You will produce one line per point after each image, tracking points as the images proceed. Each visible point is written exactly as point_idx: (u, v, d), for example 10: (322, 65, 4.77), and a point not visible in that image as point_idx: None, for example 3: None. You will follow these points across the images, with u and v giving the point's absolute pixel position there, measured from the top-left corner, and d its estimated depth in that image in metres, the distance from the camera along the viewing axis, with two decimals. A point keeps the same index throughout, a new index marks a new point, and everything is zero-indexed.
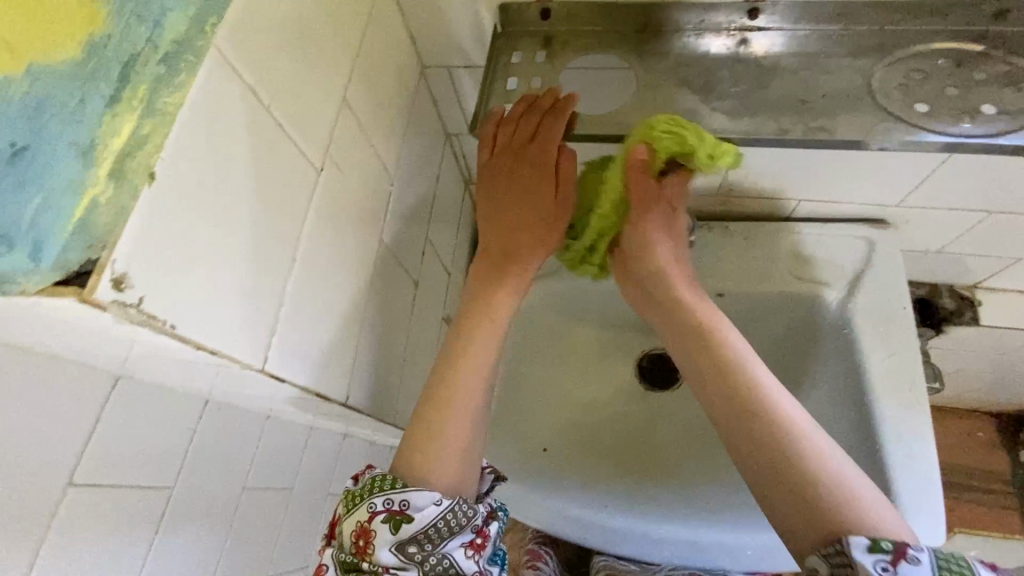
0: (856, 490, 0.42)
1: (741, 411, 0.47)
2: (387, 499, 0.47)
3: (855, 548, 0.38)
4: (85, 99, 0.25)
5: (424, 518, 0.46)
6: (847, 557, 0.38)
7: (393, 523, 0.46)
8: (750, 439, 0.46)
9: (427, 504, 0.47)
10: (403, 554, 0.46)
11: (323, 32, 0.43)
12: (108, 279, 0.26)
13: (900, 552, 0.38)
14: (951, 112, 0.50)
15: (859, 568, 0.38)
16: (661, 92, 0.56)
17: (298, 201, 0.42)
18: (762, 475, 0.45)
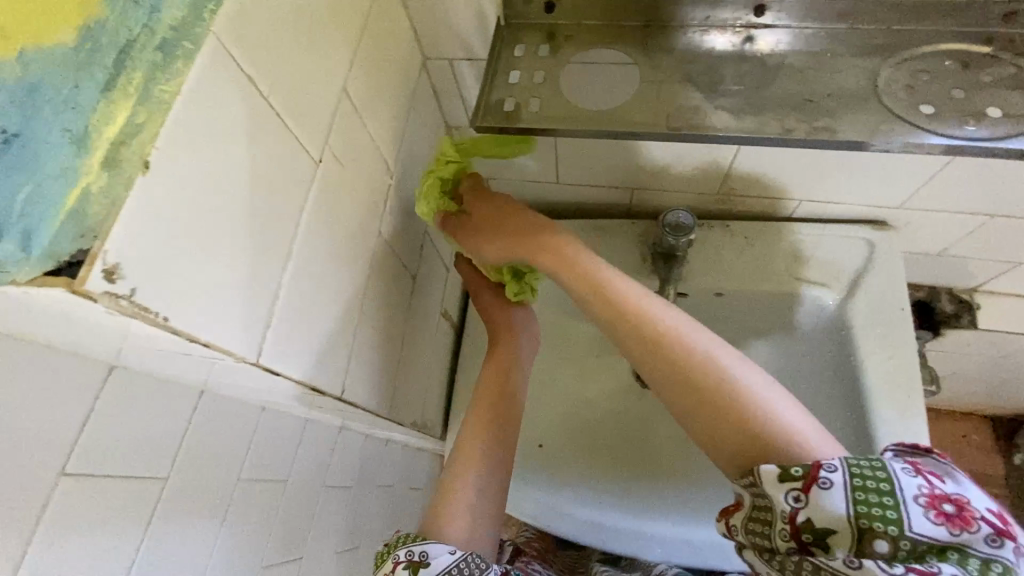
0: (773, 403, 0.41)
1: (654, 352, 0.46)
2: (408, 550, 0.51)
3: (767, 480, 0.37)
4: (78, 86, 0.26)
5: (439, 564, 0.49)
6: (762, 491, 0.37)
7: (413, 569, 0.49)
8: (666, 379, 0.44)
9: (442, 553, 0.50)
10: None
11: (325, 21, 0.42)
12: (99, 270, 0.25)
13: (811, 477, 0.36)
14: (956, 115, 0.49)
15: (775, 504, 0.37)
16: (666, 88, 0.54)
17: (295, 193, 0.41)
18: (683, 409, 0.43)
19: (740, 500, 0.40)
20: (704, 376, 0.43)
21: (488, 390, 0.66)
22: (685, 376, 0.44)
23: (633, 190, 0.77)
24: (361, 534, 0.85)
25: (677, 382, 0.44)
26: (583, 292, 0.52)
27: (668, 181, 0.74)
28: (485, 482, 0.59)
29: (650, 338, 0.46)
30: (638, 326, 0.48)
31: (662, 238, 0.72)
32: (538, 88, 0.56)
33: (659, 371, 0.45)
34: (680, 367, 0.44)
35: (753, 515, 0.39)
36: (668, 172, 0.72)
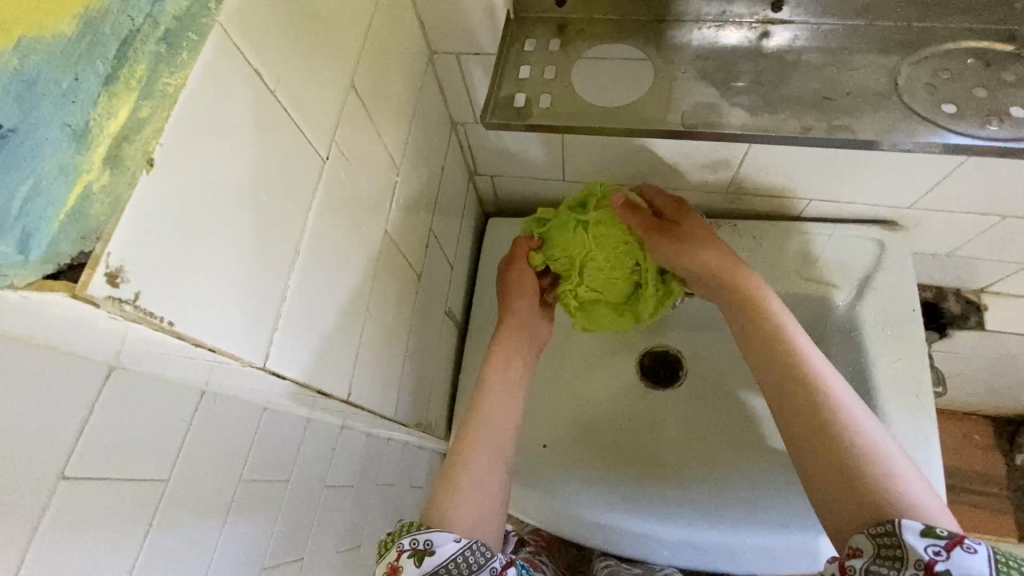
0: (909, 482, 0.41)
1: (799, 396, 0.47)
2: (412, 538, 0.49)
3: (907, 530, 0.37)
4: (78, 79, 0.25)
5: (445, 551, 0.47)
6: (897, 539, 0.37)
7: (418, 558, 0.47)
8: (805, 424, 0.46)
9: (447, 541, 0.48)
10: None
11: (333, 14, 0.41)
12: (102, 274, 0.24)
13: (955, 538, 0.36)
14: (977, 114, 0.48)
15: (910, 551, 0.36)
16: (681, 84, 0.53)
17: (302, 190, 0.40)
18: (813, 457, 0.44)
19: (858, 548, 0.39)
20: (844, 436, 0.44)
21: (499, 379, 0.64)
22: (822, 429, 0.45)
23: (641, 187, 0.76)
24: (362, 533, 0.84)
25: (816, 430, 0.45)
26: (744, 325, 0.55)
27: (677, 179, 0.73)
28: (493, 469, 0.56)
29: (802, 386, 0.47)
30: (791, 371, 0.49)
31: None
32: (549, 83, 0.55)
33: (800, 415, 0.46)
34: (821, 421, 0.45)
35: (876, 560, 0.37)
36: (678, 170, 0.71)
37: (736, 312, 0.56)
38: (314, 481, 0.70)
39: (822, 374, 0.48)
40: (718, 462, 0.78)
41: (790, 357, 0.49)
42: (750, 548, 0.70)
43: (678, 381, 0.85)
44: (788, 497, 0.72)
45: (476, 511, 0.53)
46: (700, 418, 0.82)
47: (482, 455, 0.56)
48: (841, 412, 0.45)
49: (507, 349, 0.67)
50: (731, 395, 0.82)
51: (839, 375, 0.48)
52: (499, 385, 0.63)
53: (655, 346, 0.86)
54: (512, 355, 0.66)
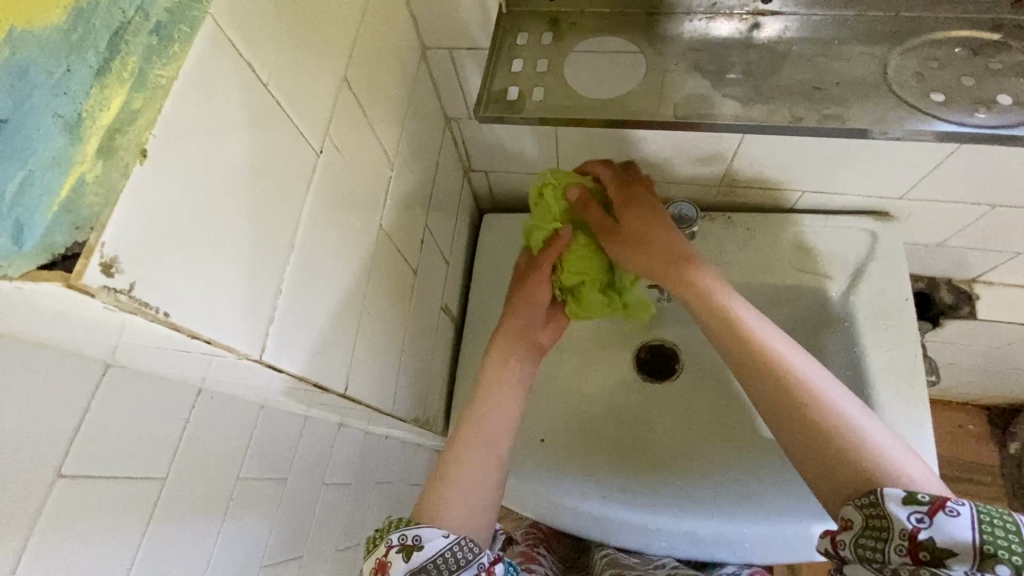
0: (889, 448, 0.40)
1: (769, 384, 0.46)
2: (401, 533, 0.50)
3: (890, 500, 0.37)
4: (70, 70, 0.25)
5: (433, 547, 0.48)
6: (882, 510, 0.37)
7: (406, 553, 0.49)
8: (787, 415, 0.44)
9: (435, 537, 0.49)
10: None
11: (326, 6, 0.41)
12: (96, 263, 0.24)
13: (938, 503, 0.36)
14: (965, 102, 0.48)
15: (894, 522, 0.36)
16: (674, 76, 0.53)
17: (297, 183, 0.40)
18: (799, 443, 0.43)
19: (849, 520, 0.39)
20: (826, 417, 0.43)
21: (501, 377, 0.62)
22: (802, 418, 0.43)
23: None
24: (361, 531, 0.84)
25: (800, 420, 0.43)
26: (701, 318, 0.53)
27: (671, 173, 0.74)
28: (487, 468, 0.56)
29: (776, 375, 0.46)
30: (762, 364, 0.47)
31: None
32: (542, 76, 0.55)
33: (773, 402, 0.45)
34: (795, 405, 0.44)
35: (864, 533, 0.38)
36: (671, 164, 0.72)
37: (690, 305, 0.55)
38: (312, 478, 0.70)
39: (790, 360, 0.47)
40: (714, 454, 0.79)
41: (760, 350, 0.48)
42: (751, 538, 0.69)
43: (675, 375, 0.86)
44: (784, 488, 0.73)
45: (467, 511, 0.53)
46: (695, 411, 0.83)
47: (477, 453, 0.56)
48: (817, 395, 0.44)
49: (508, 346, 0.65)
50: (727, 387, 0.83)
51: (802, 355, 0.48)
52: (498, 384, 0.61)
53: (652, 340, 0.87)
54: (517, 353, 0.64)
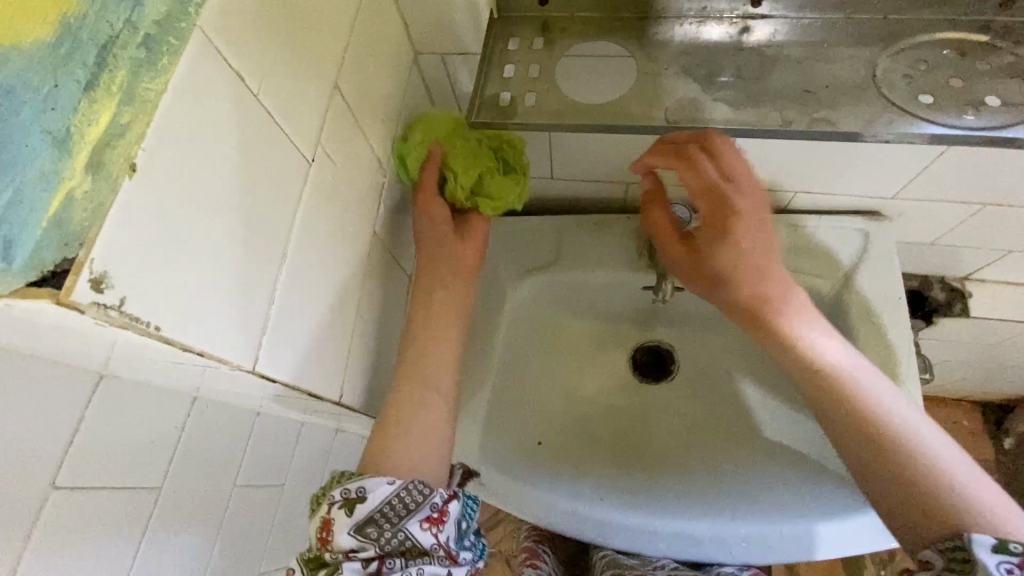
0: (974, 489, 0.39)
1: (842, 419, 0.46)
2: (344, 488, 0.48)
3: (979, 547, 0.35)
4: (58, 85, 0.25)
5: (378, 496, 0.47)
6: (967, 555, 0.36)
7: (349, 507, 0.47)
8: (871, 455, 0.43)
9: (380, 485, 0.47)
10: (361, 535, 0.46)
11: (314, 15, 0.41)
12: (86, 279, 0.24)
13: None
14: (953, 104, 0.49)
15: (979, 568, 0.35)
16: (666, 80, 0.54)
17: (289, 193, 0.40)
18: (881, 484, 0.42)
19: (927, 562, 0.38)
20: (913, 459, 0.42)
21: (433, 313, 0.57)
22: (883, 457, 0.43)
23: (629, 184, 0.77)
24: None
25: (886, 459, 0.42)
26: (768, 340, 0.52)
27: None
28: (429, 412, 0.54)
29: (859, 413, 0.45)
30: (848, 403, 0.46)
31: None
32: (533, 82, 0.55)
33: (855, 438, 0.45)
34: (876, 443, 0.43)
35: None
36: None
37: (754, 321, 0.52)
38: (308, 484, 0.70)
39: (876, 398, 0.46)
40: (709, 455, 0.79)
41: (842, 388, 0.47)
42: (748, 538, 0.69)
43: (670, 375, 0.86)
44: (779, 490, 0.73)
45: (418, 456, 0.52)
46: (691, 412, 0.83)
47: (419, 397, 0.54)
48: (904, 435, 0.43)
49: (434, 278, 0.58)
50: (721, 388, 0.83)
51: (894, 392, 0.47)
52: (430, 325, 0.56)
53: (647, 341, 0.87)
54: (443, 278, 0.58)
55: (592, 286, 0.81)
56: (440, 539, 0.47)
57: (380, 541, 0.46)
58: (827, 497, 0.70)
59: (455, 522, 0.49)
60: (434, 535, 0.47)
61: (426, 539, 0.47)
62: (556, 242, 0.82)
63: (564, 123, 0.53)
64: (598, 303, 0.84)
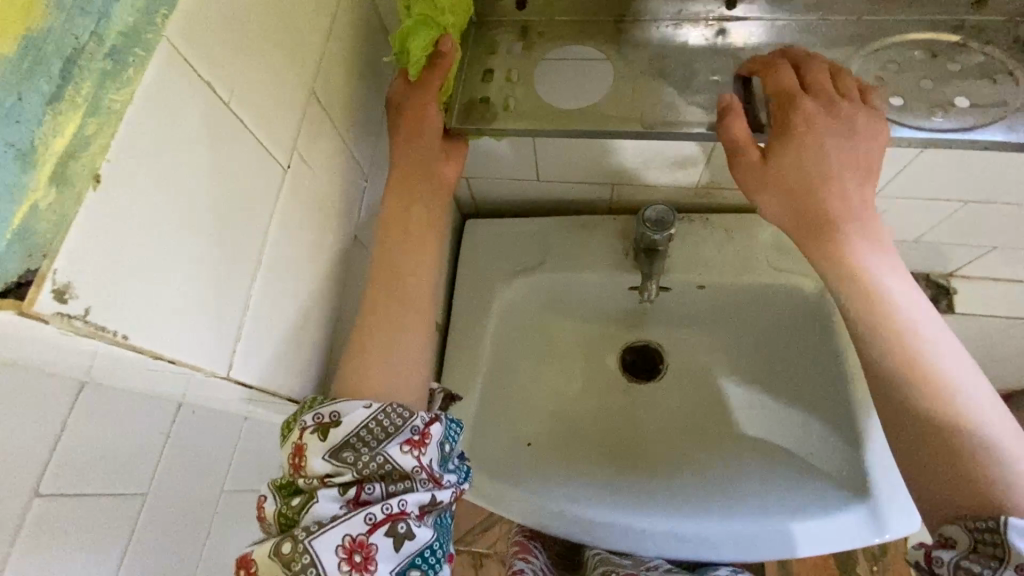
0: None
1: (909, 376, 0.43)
2: (316, 413, 0.46)
3: (1013, 531, 0.34)
4: (21, 98, 0.25)
5: (354, 419, 0.46)
6: (999, 537, 0.35)
7: (322, 432, 0.45)
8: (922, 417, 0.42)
9: (355, 409, 0.46)
10: (336, 460, 0.45)
11: (288, 22, 0.41)
12: (48, 291, 0.24)
13: None
14: (924, 105, 0.50)
15: (1011, 553, 0.34)
16: (643, 83, 0.54)
17: (263, 200, 0.40)
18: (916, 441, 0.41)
19: (952, 539, 0.38)
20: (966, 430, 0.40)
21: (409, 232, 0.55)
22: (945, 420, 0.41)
23: (614, 185, 0.77)
24: None
25: (924, 417, 0.41)
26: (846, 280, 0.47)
27: (647, 177, 0.75)
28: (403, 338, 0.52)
29: (911, 366, 0.43)
30: (906, 359, 0.44)
31: (644, 234, 0.71)
32: (513, 86, 0.56)
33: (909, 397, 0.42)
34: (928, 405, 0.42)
35: (970, 556, 0.36)
36: (646, 169, 0.73)
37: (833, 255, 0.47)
38: None
39: (934, 356, 0.43)
40: (697, 453, 0.79)
41: (902, 340, 0.44)
42: (734, 535, 0.70)
43: (659, 374, 0.86)
44: (767, 489, 0.74)
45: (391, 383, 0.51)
46: (679, 410, 0.83)
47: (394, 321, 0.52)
48: (963, 404, 0.41)
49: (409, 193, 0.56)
50: (709, 386, 0.84)
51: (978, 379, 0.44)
52: (406, 243, 0.54)
53: (636, 340, 0.88)
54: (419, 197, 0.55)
55: (579, 287, 0.81)
56: (422, 462, 0.46)
57: (357, 465, 0.45)
58: (815, 497, 0.71)
59: (437, 446, 0.48)
60: (415, 459, 0.46)
61: (407, 462, 0.46)
62: (542, 244, 0.82)
63: (542, 128, 0.54)
64: (586, 304, 0.85)
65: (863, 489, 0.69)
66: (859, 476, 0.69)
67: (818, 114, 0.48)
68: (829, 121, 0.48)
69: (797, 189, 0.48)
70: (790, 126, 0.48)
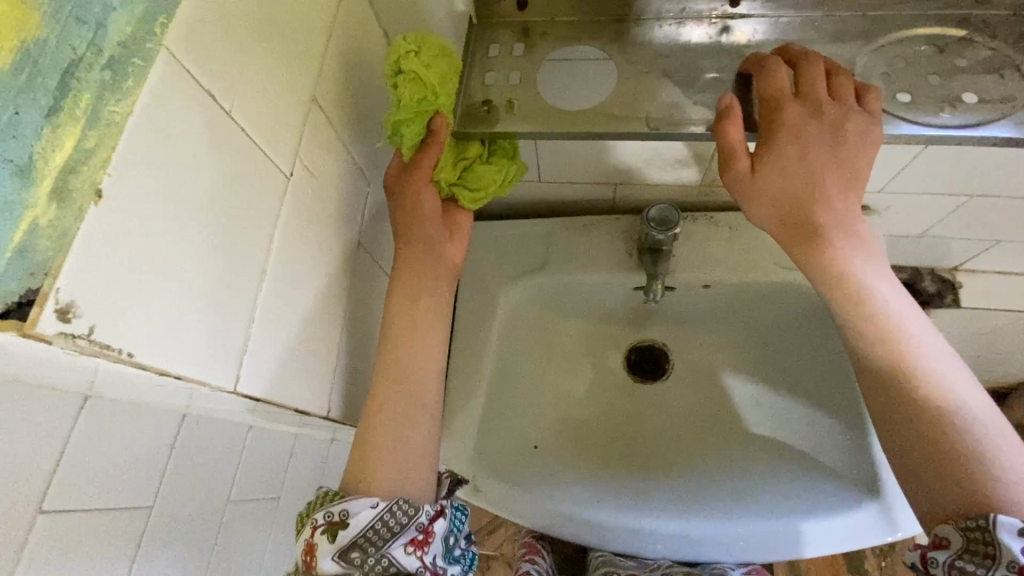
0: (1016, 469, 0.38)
1: (893, 380, 0.43)
2: (327, 512, 0.47)
3: (1004, 529, 0.35)
4: (19, 113, 0.24)
5: (360, 521, 0.46)
6: (990, 537, 0.35)
7: (331, 533, 0.46)
8: (914, 418, 0.42)
9: (362, 509, 0.47)
10: (344, 561, 0.45)
11: (287, 28, 0.41)
12: (52, 310, 0.24)
13: None
14: (931, 102, 0.49)
15: (1003, 551, 0.34)
16: (647, 82, 0.53)
17: (267, 210, 0.40)
18: (906, 442, 0.42)
19: (946, 539, 0.38)
20: (957, 430, 0.40)
21: (417, 317, 0.56)
22: (931, 423, 0.41)
23: (616, 185, 0.77)
24: None
25: (914, 419, 0.42)
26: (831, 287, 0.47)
27: (649, 176, 0.74)
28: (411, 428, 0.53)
29: (900, 368, 0.43)
30: (894, 362, 0.44)
31: (648, 234, 0.71)
32: (515, 89, 0.55)
33: (895, 400, 0.43)
34: (915, 409, 0.42)
35: (963, 555, 0.37)
36: (648, 168, 0.72)
37: (818, 262, 0.48)
38: (306, 494, 0.71)
39: (922, 356, 0.44)
40: (705, 454, 0.79)
41: (888, 341, 0.45)
42: (744, 536, 0.69)
43: (664, 374, 0.86)
44: (776, 488, 0.73)
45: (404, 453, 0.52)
46: (686, 409, 0.83)
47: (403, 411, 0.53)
48: (954, 406, 0.41)
49: (415, 274, 0.58)
50: (716, 385, 0.83)
51: (970, 377, 0.43)
52: (411, 326, 0.55)
53: (641, 340, 0.87)
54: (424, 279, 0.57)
55: (583, 288, 0.81)
56: (425, 560, 0.47)
57: (364, 566, 0.45)
58: (825, 496, 0.70)
59: (441, 540, 0.49)
60: (418, 559, 0.47)
61: (411, 562, 0.46)
62: (545, 245, 0.82)
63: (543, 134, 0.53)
64: (590, 306, 0.84)
65: (872, 487, 0.68)
66: (869, 474, 0.69)
67: (805, 120, 0.47)
68: (815, 127, 0.47)
69: (785, 195, 0.48)
70: (776, 133, 0.48)
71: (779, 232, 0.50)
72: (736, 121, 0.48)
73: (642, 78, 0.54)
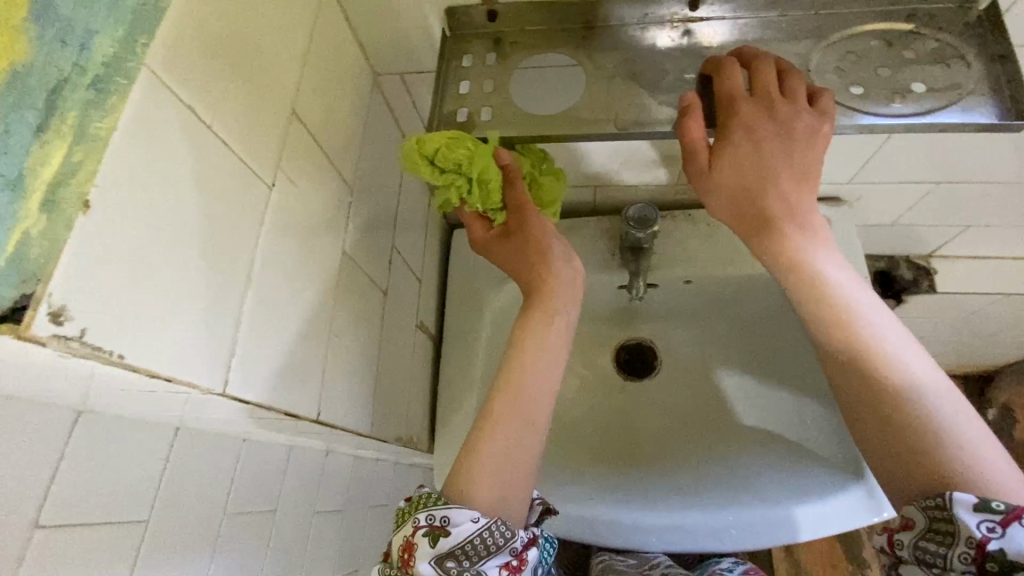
0: (967, 440, 0.40)
1: (852, 361, 0.45)
2: (429, 514, 0.48)
3: (960, 505, 0.37)
4: (10, 130, 0.26)
5: (461, 532, 0.47)
6: (949, 515, 0.37)
7: (432, 537, 0.47)
8: (869, 399, 0.44)
9: (464, 520, 0.47)
10: (441, 568, 0.46)
11: (264, 43, 0.42)
12: (44, 314, 0.25)
13: (1014, 513, 0.35)
14: (882, 93, 0.52)
15: (961, 527, 0.36)
16: (615, 87, 0.56)
17: (248, 219, 0.41)
18: (866, 422, 0.44)
19: (910, 520, 0.40)
20: (907, 408, 0.42)
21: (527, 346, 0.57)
22: (888, 400, 0.43)
23: (597, 187, 0.79)
24: (358, 556, 0.81)
25: (872, 398, 0.44)
26: (790, 275, 0.49)
27: (627, 177, 0.76)
28: (523, 445, 0.53)
29: (858, 349, 0.45)
30: (851, 343, 0.45)
31: (627, 232, 0.72)
32: (489, 96, 0.58)
33: (853, 381, 0.45)
34: (874, 388, 0.44)
35: (926, 535, 0.38)
36: (623, 170, 0.75)
37: (779, 252, 0.50)
38: (303, 506, 0.67)
39: (877, 336, 0.45)
40: (697, 446, 0.80)
41: (844, 322, 0.46)
42: (737, 524, 0.71)
43: (654, 371, 0.87)
44: (766, 476, 0.75)
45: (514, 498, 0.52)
46: (678, 405, 0.84)
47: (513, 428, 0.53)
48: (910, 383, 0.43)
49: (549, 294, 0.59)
50: (705, 380, 0.84)
51: (922, 354, 0.45)
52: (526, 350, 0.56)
53: (629, 339, 0.89)
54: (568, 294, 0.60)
55: None
56: None
57: None
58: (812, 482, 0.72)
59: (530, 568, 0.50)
60: None
61: None
62: None
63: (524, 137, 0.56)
64: None
65: (855, 468, 0.70)
66: (852, 457, 0.71)
67: (756, 116, 0.50)
68: (767, 124, 0.49)
69: (742, 190, 0.51)
70: (731, 130, 0.50)
71: (742, 224, 0.52)
72: (697, 119, 0.50)
73: (613, 81, 0.56)
